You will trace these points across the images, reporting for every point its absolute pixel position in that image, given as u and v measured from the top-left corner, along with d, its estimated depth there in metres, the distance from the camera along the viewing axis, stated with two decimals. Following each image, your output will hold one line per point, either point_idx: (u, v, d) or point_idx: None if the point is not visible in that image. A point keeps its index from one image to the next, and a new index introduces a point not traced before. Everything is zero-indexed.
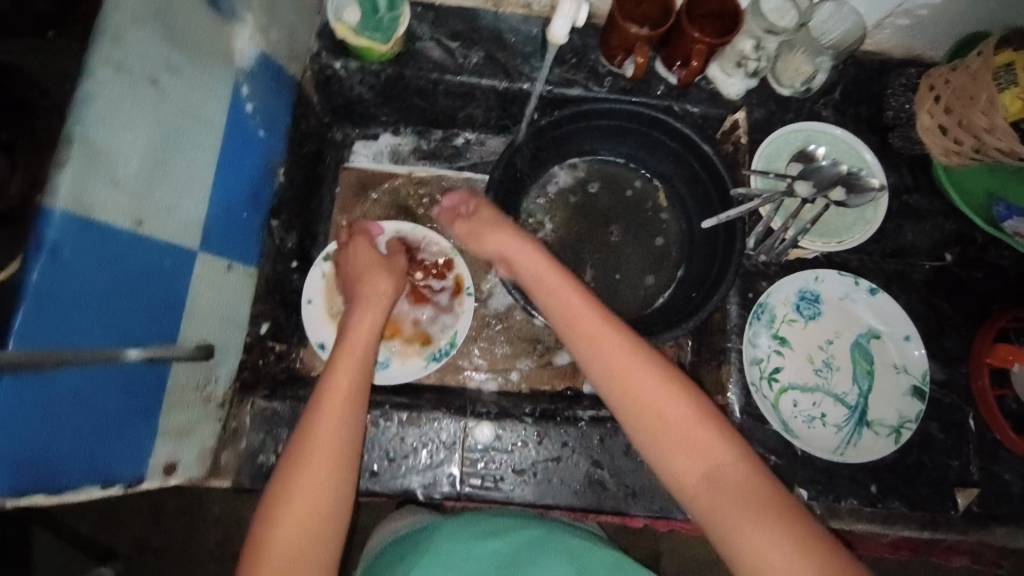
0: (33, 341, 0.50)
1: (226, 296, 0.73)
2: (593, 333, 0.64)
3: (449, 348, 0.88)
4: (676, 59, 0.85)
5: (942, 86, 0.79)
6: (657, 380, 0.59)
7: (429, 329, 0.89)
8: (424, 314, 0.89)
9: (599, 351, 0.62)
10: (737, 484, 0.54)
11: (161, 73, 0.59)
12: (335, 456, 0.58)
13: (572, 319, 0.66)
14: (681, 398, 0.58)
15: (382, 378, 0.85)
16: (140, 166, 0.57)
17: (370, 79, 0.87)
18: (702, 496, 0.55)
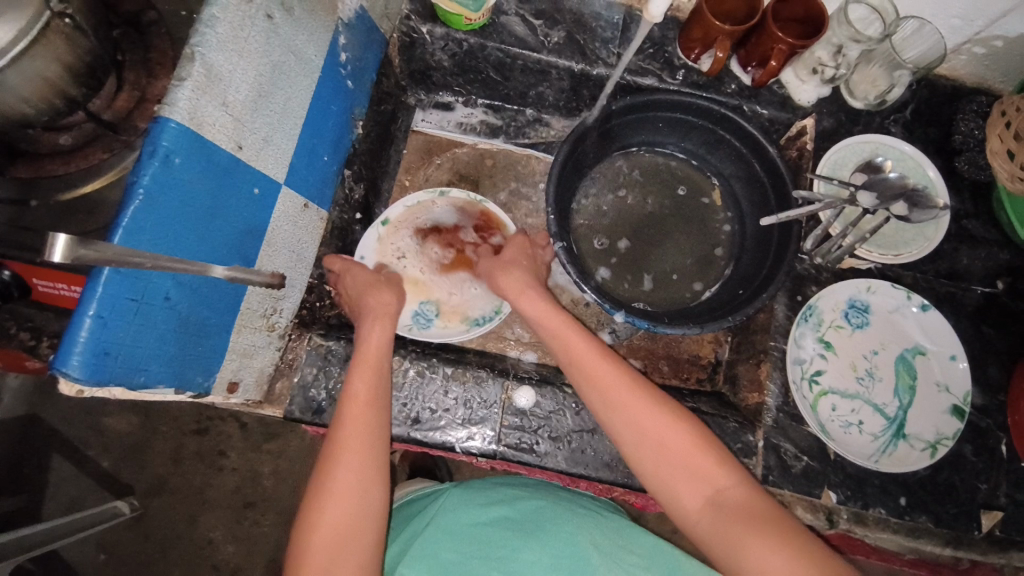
0: (136, 240, 0.52)
1: (300, 232, 0.77)
2: (589, 367, 0.67)
3: (492, 315, 0.89)
4: (753, 59, 0.87)
5: (1014, 114, 0.79)
6: (649, 407, 0.63)
7: (474, 296, 0.90)
8: (471, 281, 0.91)
9: (595, 383, 0.66)
10: (739, 505, 0.57)
11: (276, 8, 0.62)
12: (371, 450, 0.63)
13: (574, 352, 0.69)
14: (678, 424, 0.62)
15: (427, 337, 0.87)
16: (247, 95, 0.61)
17: (453, 47, 0.91)
18: (709, 521, 0.57)
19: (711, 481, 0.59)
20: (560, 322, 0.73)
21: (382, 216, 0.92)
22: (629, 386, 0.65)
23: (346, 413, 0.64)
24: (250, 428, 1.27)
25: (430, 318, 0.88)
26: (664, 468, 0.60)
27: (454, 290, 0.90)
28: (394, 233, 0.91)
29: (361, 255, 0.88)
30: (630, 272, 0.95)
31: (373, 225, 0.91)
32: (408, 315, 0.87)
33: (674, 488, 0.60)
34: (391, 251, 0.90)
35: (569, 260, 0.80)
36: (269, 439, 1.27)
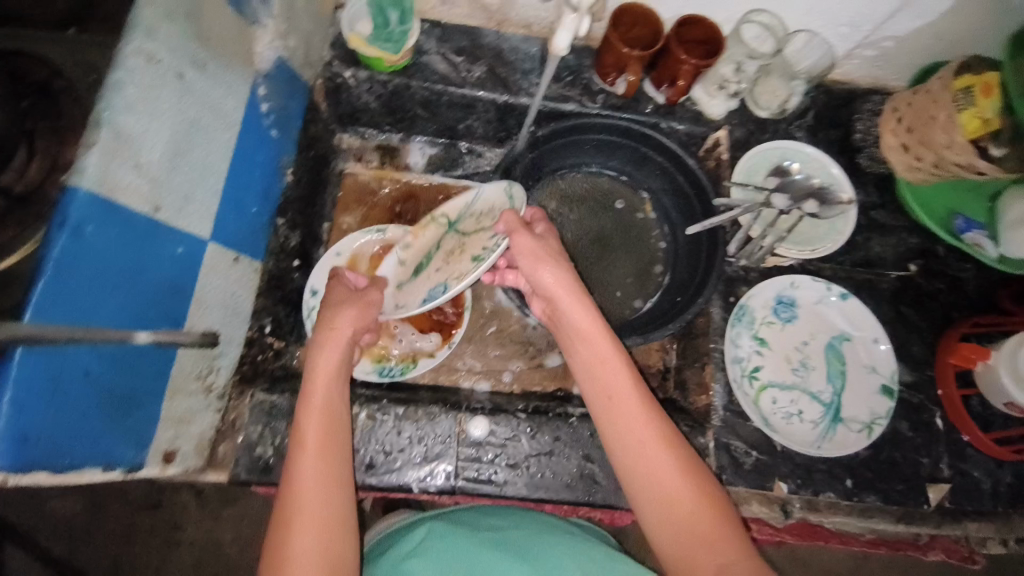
0: (48, 315, 0.50)
1: (233, 287, 0.75)
2: (620, 414, 0.65)
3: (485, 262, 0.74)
4: (664, 79, 0.92)
5: (904, 108, 0.84)
6: (674, 458, 0.62)
7: (479, 256, 0.77)
8: (480, 246, 0.79)
9: (623, 433, 0.64)
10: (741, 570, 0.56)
11: (187, 67, 0.62)
12: (332, 528, 0.58)
13: (609, 385, 0.67)
14: (695, 483, 0.61)
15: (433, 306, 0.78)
16: (162, 154, 0.60)
17: (378, 89, 0.92)
18: None
19: (721, 551, 0.58)
20: (593, 356, 0.69)
21: (313, 287, 0.89)
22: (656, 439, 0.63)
23: (303, 485, 0.59)
24: (206, 495, 1.21)
25: (438, 293, 0.78)
26: (676, 526, 0.60)
27: (463, 261, 0.79)
28: (414, 251, 0.87)
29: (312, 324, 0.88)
30: None
31: (389, 256, 0.88)
32: (421, 300, 0.80)
33: (685, 553, 0.59)
34: (410, 267, 0.86)
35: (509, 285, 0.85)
36: (227, 504, 1.21)
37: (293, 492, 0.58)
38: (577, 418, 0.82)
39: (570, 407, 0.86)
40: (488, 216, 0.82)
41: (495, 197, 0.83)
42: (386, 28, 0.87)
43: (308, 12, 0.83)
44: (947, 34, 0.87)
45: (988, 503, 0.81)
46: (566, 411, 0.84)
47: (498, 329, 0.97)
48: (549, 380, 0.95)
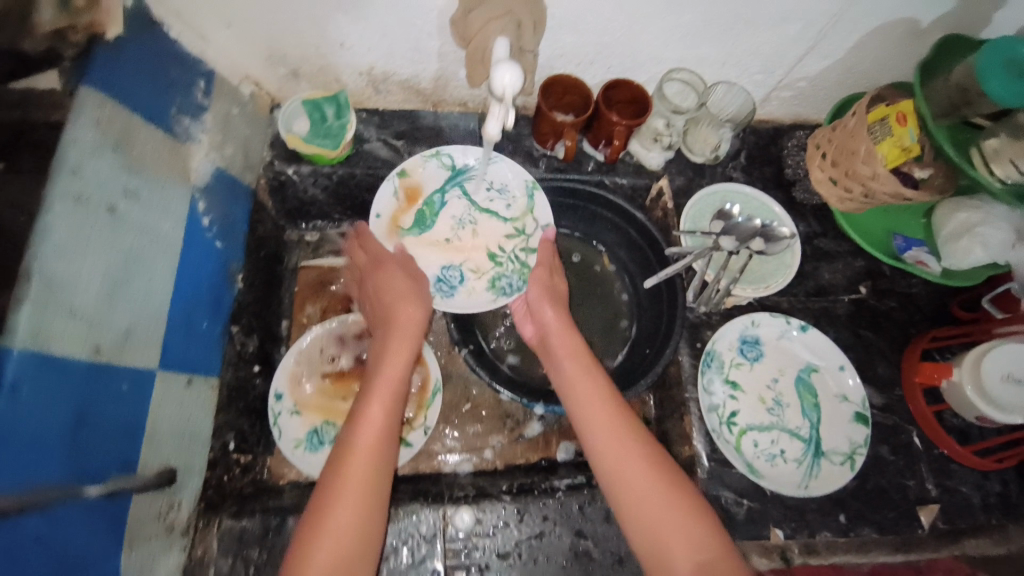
0: None
1: (187, 411, 0.72)
2: (603, 408, 0.69)
3: (519, 285, 0.89)
4: (600, 139, 0.94)
5: (826, 145, 0.88)
6: (650, 457, 0.66)
7: (500, 260, 0.91)
8: (496, 244, 0.92)
9: (602, 425, 0.68)
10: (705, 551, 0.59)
11: (119, 199, 0.62)
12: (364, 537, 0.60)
13: (585, 392, 0.71)
14: (672, 480, 0.64)
15: (447, 303, 0.87)
16: (97, 292, 0.59)
17: (323, 181, 0.93)
18: None
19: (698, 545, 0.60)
20: (573, 369, 0.74)
21: (275, 392, 0.85)
22: (632, 431, 0.68)
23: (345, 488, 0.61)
24: None
25: (456, 284, 0.89)
26: (652, 511, 0.62)
27: (478, 251, 0.91)
28: (413, 192, 0.91)
29: (279, 434, 0.83)
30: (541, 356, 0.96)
31: (387, 178, 0.90)
32: (433, 280, 0.88)
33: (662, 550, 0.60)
34: (409, 211, 0.90)
35: (477, 363, 0.85)
36: None
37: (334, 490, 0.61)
38: (564, 492, 0.79)
39: (555, 480, 0.84)
40: (500, 201, 0.93)
41: (505, 179, 0.94)
42: (323, 124, 0.87)
43: (243, 118, 0.84)
44: (857, 70, 0.91)
45: (980, 516, 0.82)
46: (552, 485, 0.81)
47: (473, 405, 0.95)
48: (531, 451, 0.92)
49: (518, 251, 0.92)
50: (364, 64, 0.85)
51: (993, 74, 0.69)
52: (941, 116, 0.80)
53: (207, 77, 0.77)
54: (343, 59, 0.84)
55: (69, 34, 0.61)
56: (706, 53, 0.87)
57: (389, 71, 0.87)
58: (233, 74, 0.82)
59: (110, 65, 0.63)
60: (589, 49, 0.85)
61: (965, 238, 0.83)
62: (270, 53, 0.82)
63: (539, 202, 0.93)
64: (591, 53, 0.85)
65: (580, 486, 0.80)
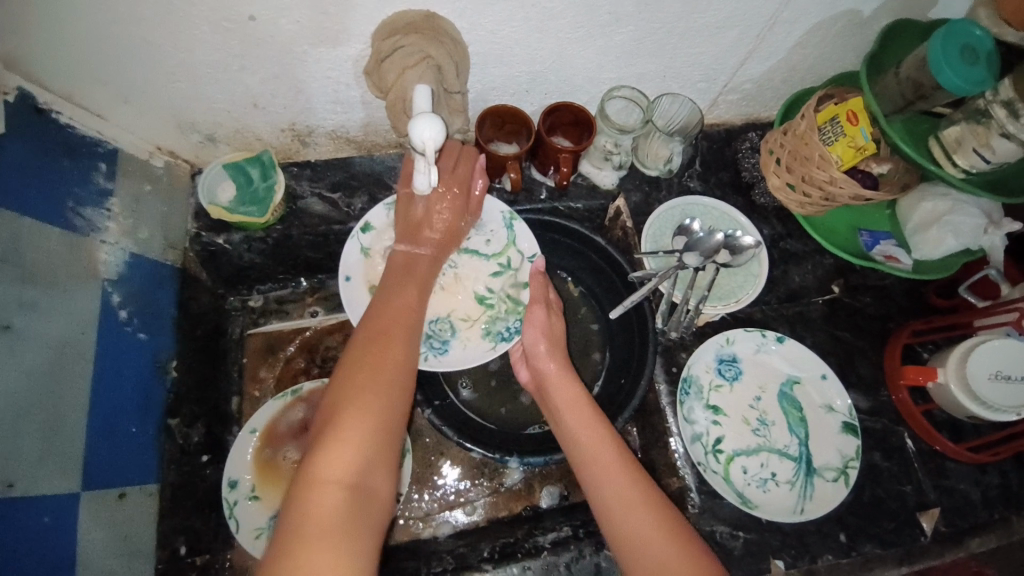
0: None
1: (124, 530, 0.66)
2: (603, 451, 0.65)
3: (516, 327, 0.80)
4: (547, 166, 0.89)
5: (778, 150, 0.85)
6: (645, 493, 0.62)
7: (491, 302, 0.82)
8: (483, 285, 0.83)
9: (601, 463, 0.64)
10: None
11: (13, 314, 0.56)
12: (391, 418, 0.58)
13: (588, 433, 0.67)
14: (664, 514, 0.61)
15: (445, 361, 0.77)
16: (0, 427, 0.53)
17: (258, 245, 0.86)
18: None
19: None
20: (576, 418, 0.69)
21: (230, 478, 0.79)
22: (631, 470, 0.64)
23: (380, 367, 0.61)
24: None
25: (448, 338, 0.79)
26: (648, 540, 0.59)
27: (465, 298, 0.82)
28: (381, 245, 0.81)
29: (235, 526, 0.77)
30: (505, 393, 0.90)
31: (350, 237, 0.80)
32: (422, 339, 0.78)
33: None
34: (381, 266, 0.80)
35: (444, 421, 0.80)
36: None
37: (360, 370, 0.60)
38: (549, 550, 0.74)
39: (540, 536, 0.78)
40: (480, 238, 0.84)
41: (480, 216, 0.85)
42: (250, 187, 0.82)
43: (159, 195, 0.78)
44: (801, 66, 0.88)
45: (981, 514, 0.79)
46: (537, 543, 0.76)
47: (448, 461, 0.89)
48: (513, 501, 0.87)
49: (508, 289, 0.83)
50: (284, 120, 0.79)
51: (945, 64, 0.65)
52: (894, 111, 0.77)
53: (109, 158, 0.72)
54: (260, 118, 0.78)
55: None
56: (645, 68, 0.83)
57: (312, 124, 0.81)
58: (140, 149, 0.77)
59: None
60: (523, 78, 0.80)
61: (935, 228, 0.80)
62: (178, 122, 0.76)
63: (521, 232, 0.85)
64: (525, 82, 0.81)
65: (567, 541, 0.75)
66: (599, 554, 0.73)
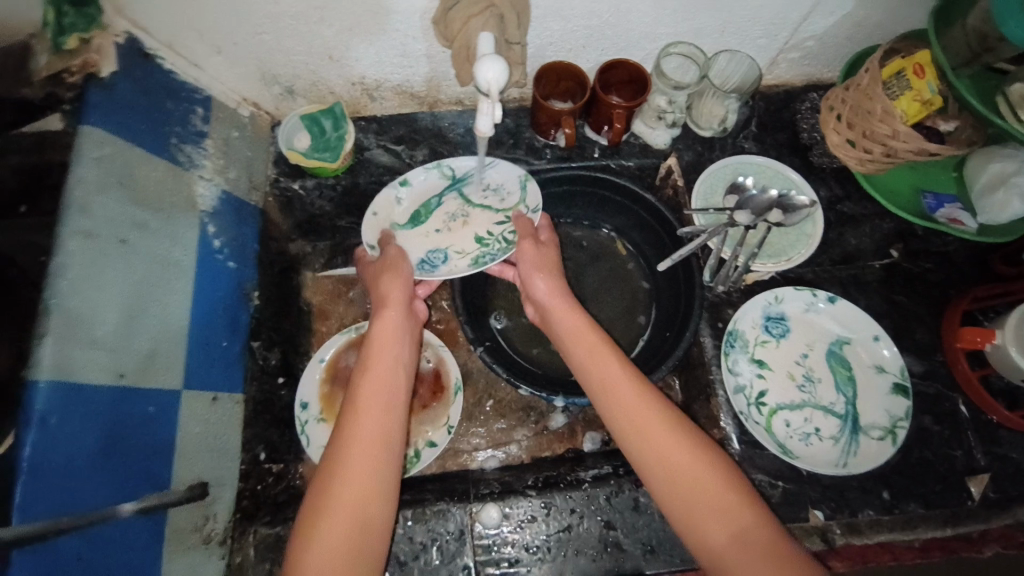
0: (31, 514, 0.51)
1: (214, 429, 0.74)
2: (623, 398, 0.64)
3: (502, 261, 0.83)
4: (602, 123, 0.91)
5: (840, 106, 0.83)
6: (674, 441, 0.60)
7: (486, 241, 0.85)
8: (485, 228, 0.86)
9: (624, 410, 0.63)
10: (765, 544, 0.54)
11: (128, 231, 0.64)
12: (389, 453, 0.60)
13: (608, 381, 0.66)
14: (695, 451, 0.60)
15: (428, 277, 0.81)
16: (116, 323, 0.61)
17: (329, 193, 0.94)
18: (734, 557, 0.54)
19: (733, 515, 0.56)
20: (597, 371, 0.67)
21: (302, 400, 0.88)
22: (665, 422, 0.62)
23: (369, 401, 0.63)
24: None
25: (439, 263, 0.84)
26: (680, 490, 0.58)
27: (466, 237, 0.86)
28: (411, 198, 0.87)
29: (308, 441, 0.86)
30: (534, 337, 0.94)
31: (390, 186, 0.87)
32: (415, 261, 0.83)
33: (697, 527, 0.56)
34: (405, 211, 0.87)
35: (494, 359, 0.84)
36: None
37: (335, 463, 0.58)
38: (590, 483, 0.77)
39: (581, 471, 0.81)
40: (495, 198, 0.88)
41: (504, 178, 0.88)
42: (322, 137, 0.89)
43: (245, 140, 0.86)
44: (868, 22, 0.85)
45: None
46: (578, 476, 0.79)
47: (495, 402, 0.94)
48: (557, 442, 0.91)
49: (507, 234, 0.85)
50: (355, 74, 0.85)
51: (1008, 14, 0.64)
52: (962, 64, 0.75)
53: (204, 103, 0.80)
54: (334, 72, 0.85)
55: (64, 77, 0.64)
56: (705, 23, 0.83)
57: (380, 78, 0.87)
58: (229, 98, 0.85)
59: (103, 105, 0.65)
60: (580, 33, 0.83)
61: (1002, 190, 0.77)
62: (263, 73, 0.83)
63: (531, 191, 0.86)
64: (583, 37, 0.83)
65: (607, 476, 0.78)
66: (637, 490, 0.76)
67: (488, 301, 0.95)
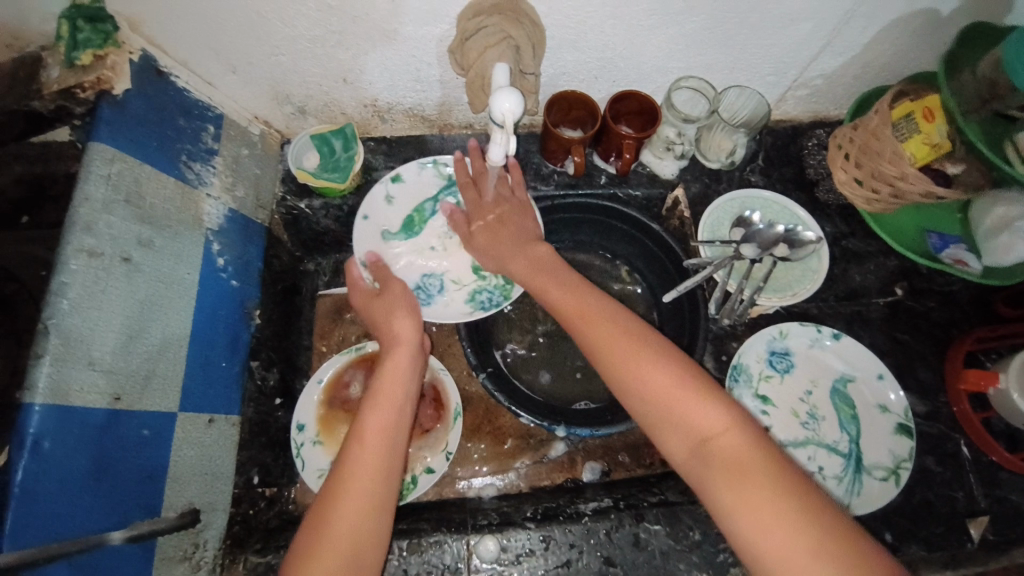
0: (23, 539, 0.50)
1: (208, 452, 0.73)
2: (593, 319, 0.66)
3: (498, 301, 0.87)
4: (610, 152, 0.91)
5: (848, 144, 0.84)
6: (641, 349, 0.61)
7: (484, 274, 0.89)
8: None
9: (590, 333, 0.65)
10: (725, 452, 0.53)
11: (133, 249, 0.64)
12: (391, 462, 0.63)
13: (576, 307, 0.69)
14: (660, 358, 0.60)
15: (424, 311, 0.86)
16: (115, 343, 0.60)
17: (335, 212, 0.93)
18: (696, 466, 0.55)
19: (697, 424, 0.56)
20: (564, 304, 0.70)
21: (299, 422, 0.84)
22: (630, 331, 0.64)
23: (375, 411, 0.66)
24: None
25: (434, 293, 0.88)
26: (646, 390, 0.59)
27: (461, 263, 0.90)
28: (404, 199, 0.92)
29: (303, 465, 0.83)
30: (536, 361, 0.93)
31: (380, 182, 0.91)
32: (411, 286, 0.88)
33: (660, 432, 0.58)
34: (399, 217, 0.91)
35: (497, 386, 0.84)
36: None
37: (341, 471, 0.61)
38: (590, 516, 0.76)
39: (581, 503, 0.80)
40: None
41: None
42: (332, 157, 0.89)
43: (254, 158, 0.86)
44: (876, 63, 0.87)
45: None
46: (578, 508, 0.78)
47: (494, 427, 0.93)
48: (556, 472, 0.90)
49: None
50: (367, 96, 0.86)
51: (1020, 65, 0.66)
52: (970, 110, 0.76)
53: (216, 121, 0.80)
54: (347, 93, 0.85)
55: (76, 92, 0.64)
56: (715, 59, 0.84)
57: (392, 101, 0.87)
58: (241, 116, 0.85)
59: (115, 122, 0.65)
60: (593, 65, 0.83)
61: (1006, 233, 0.78)
62: (275, 93, 0.84)
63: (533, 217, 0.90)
64: (595, 68, 0.84)
65: (608, 509, 0.77)
66: (638, 525, 0.75)
67: (493, 327, 0.94)
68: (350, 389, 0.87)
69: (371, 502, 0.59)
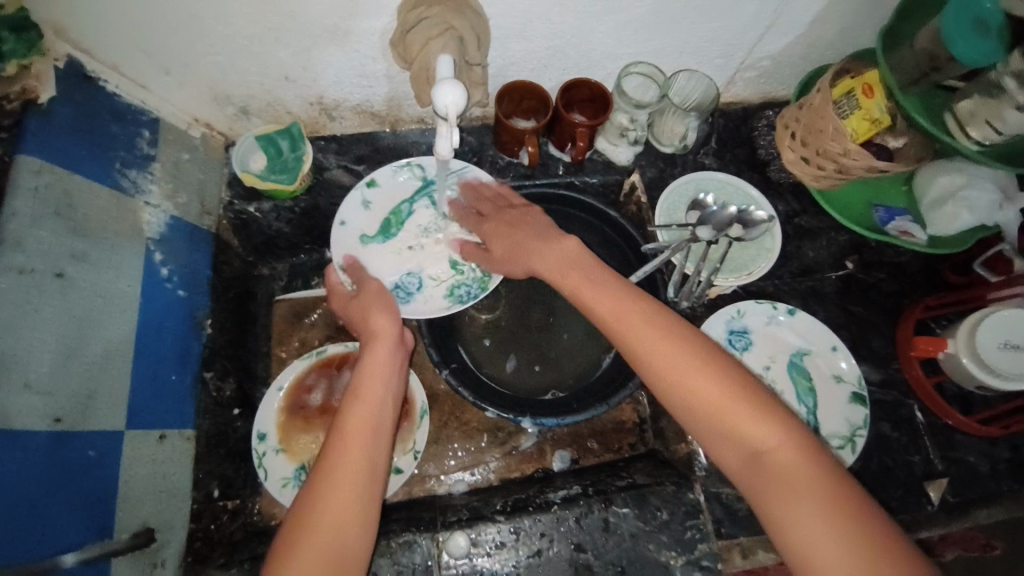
0: None
1: (163, 469, 0.71)
2: (634, 322, 0.63)
3: (477, 294, 0.87)
4: (564, 141, 0.91)
5: (795, 124, 0.86)
6: (689, 355, 0.60)
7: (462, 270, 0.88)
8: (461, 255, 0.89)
9: (637, 337, 0.63)
10: (780, 467, 0.55)
11: (66, 263, 0.61)
12: (370, 467, 0.60)
13: (612, 312, 0.65)
14: (705, 367, 0.59)
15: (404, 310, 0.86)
16: (53, 364, 0.58)
17: (287, 214, 0.91)
18: (750, 480, 0.56)
19: (746, 437, 0.56)
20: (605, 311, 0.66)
21: (259, 431, 0.83)
22: (672, 335, 0.62)
23: (355, 415, 0.63)
24: None
25: (413, 291, 0.87)
26: (700, 402, 0.58)
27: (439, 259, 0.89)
28: (381, 201, 0.90)
29: (265, 474, 0.81)
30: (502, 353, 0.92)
31: (357, 187, 0.89)
32: (391, 285, 0.87)
33: (711, 441, 0.58)
34: (376, 219, 0.89)
35: (461, 382, 0.84)
36: None
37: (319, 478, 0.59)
38: (560, 505, 0.76)
39: (550, 492, 0.81)
40: None
41: None
42: (280, 158, 0.86)
43: (196, 163, 0.83)
44: (820, 43, 0.88)
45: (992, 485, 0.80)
46: (548, 498, 0.79)
47: (463, 423, 0.92)
48: (526, 463, 0.90)
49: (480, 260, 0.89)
50: (312, 93, 0.83)
51: (960, 37, 0.68)
52: (910, 83, 0.77)
53: (152, 126, 0.77)
54: (291, 92, 0.82)
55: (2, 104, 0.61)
56: (662, 44, 0.85)
57: (339, 98, 0.85)
58: (179, 120, 0.82)
59: (43, 131, 0.62)
60: (542, 54, 0.83)
61: (951, 202, 0.82)
62: (215, 94, 0.81)
63: None
64: (544, 58, 0.84)
65: (576, 497, 0.77)
66: (607, 510, 0.75)
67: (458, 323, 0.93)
68: (311, 395, 0.86)
69: (345, 506, 0.57)
